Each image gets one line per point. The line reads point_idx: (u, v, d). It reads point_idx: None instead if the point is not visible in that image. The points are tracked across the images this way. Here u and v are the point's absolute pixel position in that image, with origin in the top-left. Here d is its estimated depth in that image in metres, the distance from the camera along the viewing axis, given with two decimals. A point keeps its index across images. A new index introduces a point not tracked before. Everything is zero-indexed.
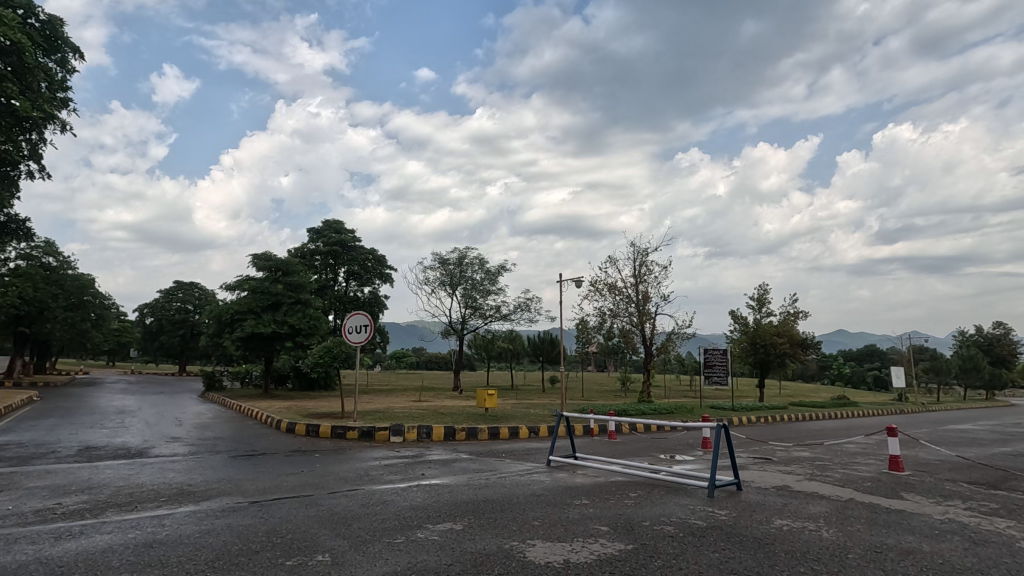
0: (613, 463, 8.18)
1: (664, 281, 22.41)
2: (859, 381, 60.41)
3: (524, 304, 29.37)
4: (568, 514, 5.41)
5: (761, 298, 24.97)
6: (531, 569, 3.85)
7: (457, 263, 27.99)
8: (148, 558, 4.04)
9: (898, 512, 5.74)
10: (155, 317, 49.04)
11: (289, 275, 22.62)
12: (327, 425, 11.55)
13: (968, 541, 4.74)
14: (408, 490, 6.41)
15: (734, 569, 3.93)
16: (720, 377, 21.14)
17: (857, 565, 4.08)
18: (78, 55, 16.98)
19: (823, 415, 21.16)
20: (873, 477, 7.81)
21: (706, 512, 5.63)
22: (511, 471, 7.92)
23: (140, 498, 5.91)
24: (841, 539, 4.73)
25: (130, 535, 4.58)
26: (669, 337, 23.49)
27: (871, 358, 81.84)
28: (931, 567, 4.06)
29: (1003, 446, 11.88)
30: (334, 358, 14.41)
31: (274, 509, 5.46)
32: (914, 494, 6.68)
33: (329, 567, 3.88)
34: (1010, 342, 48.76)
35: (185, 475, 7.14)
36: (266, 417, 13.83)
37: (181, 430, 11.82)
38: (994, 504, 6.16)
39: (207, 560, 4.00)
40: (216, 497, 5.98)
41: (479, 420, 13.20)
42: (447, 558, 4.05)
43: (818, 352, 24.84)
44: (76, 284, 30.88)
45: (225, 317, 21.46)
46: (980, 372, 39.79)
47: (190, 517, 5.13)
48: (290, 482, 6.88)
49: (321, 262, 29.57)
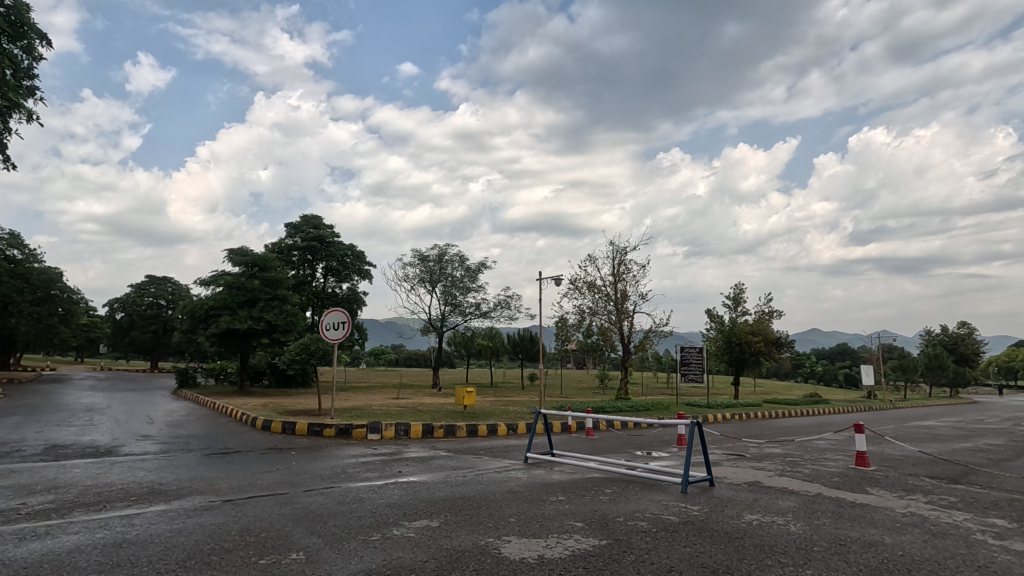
0: (589, 460, 8.30)
1: (642, 280, 22.88)
2: (831, 379, 61.79)
3: (504, 302, 29.50)
4: (544, 511, 5.45)
5: (736, 297, 25.38)
6: (506, 565, 3.89)
7: (436, 259, 27.89)
8: (117, 557, 3.98)
9: (863, 506, 5.93)
10: (125, 312, 47.90)
11: (266, 271, 22.21)
12: (303, 422, 11.46)
13: (928, 533, 4.91)
14: (384, 487, 6.40)
15: (705, 563, 4.01)
16: (696, 374, 21.34)
17: (822, 557, 4.21)
18: (45, 41, 16.43)
19: (795, 411, 21.65)
20: (839, 473, 8.05)
21: (678, 508, 5.71)
22: (489, 467, 7.97)
23: (108, 498, 5.78)
24: (808, 532, 4.87)
25: (97, 535, 4.48)
26: (646, 335, 23.73)
27: (842, 356, 84.04)
28: (892, 558, 4.21)
29: (964, 442, 12.34)
30: (311, 354, 14.20)
31: (248, 509, 5.37)
32: (878, 489, 6.92)
33: (304, 565, 3.86)
34: (973, 342, 50.56)
35: (155, 474, 6.98)
36: (243, 415, 13.43)
37: (153, 428, 11.52)
38: (953, 498, 6.41)
39: (178, 560, 3.95)
40: (188, 497, 5.87)
41: (458, 418, 13.28)
42: (422, 554, 4.07)
43: (791, 351, 25.36)
44: (43, 278, 30.08)
45: (199, 312, 21.03)
46: (945, 370, 41.06)
47: (161, 517, 5.03)
48: (264, 480, 6.79)
49: (299, 257, 29.21)
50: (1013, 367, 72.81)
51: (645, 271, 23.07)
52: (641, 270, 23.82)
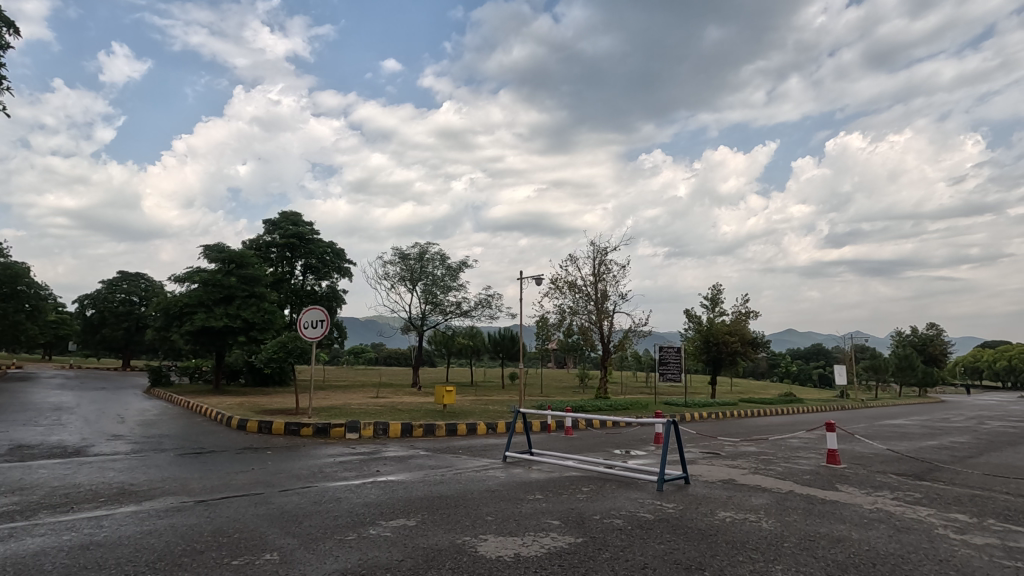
0: (567, 459, 8.32)
1: (622, 280, 23.13)
2: (806, 379, 63.04)
3: (485, 301, 29.47)
4: (521, 509, 5.47)
5: (714, 297, 25.75)
6: (482, 563, 3.92)
7: (417, 258, 27.75)
8: (84, 560, 3.90)
9: (832, 503, 6.06)
10: (95, 309, 46.63)
11: (243, 268, 21.84)
12: (280, 421, 11.32)
13: (893, 529, 5.06)
14: (362, 486, 6.36)
15: (679, 560, 4.09)
16: (674, 374, 21.55)
17: (792, 552, 4.31)
18: (11, 30, 15.86)
19: (770, 410, 21.99)
20: (811, 471, 8.24)
21: (654, 505, 5.80)
22: (468, 466, 7.94)
23: (76, 498, 5.67)
24: (779, 529, 4.97)
25: (64, 537, 4.38)
26: (626, 335, 23.92)
27: (816, 356, 85.93)
28: (859, 554, 4.31)
29: (932, 440, 12.72)
30: (289, 352, 13.98)
31: (221, 509, 5.29)
32: (848, 485, 7.10)
33: (278, 565, 3.82)
34: (941, 342, 52.07)
35: (126, 474, 6.86)
36: (218, 415, 13.06)
37: (124, 428, 11.29)
38: (918, 494, 6.59)
39: (149, 562, 3.88)
40: (160, 497, 5.78)
41: (437, 417, 13.21)
42: (398, 553, 4.06)
43: (767, 351, 25.79)
44: (8, 275, 28.83)
45: (173, 309, 20.57)
46: (914, 370, 42.18)
47: (132, 518, 4.94)
48: (239, 480, 6.68)
49: (277, 254, 28.84)
50: (979, 367, 75.35)
51: (625, 271, 23.29)
52: (621, 270, 24.03)
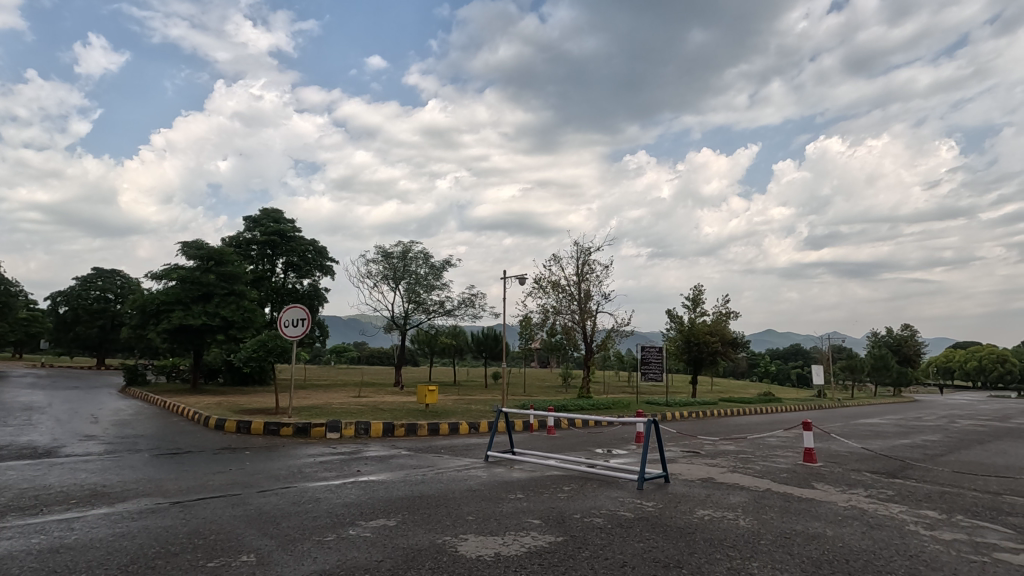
0: (548, 458, 8.33)
1: (606, 280, 23.25)
2: (785, 378, 63.93)
3: (468, 300, 29.36)
4: (501, 509, 5.46)
5: (696, 298, 26.04)
6: (462, 562, 3.91)
7: (400, 256, 27.58)
8: (53, 564, 3.80)
9: (807, 500, 6.19)
10: (69, 306, 45.50)
11: (222, 265, 21.52)
12: (259, 421, 11.17)
13: (866, 525, 5.18)
14: (342, 487, 6.30)
15: (657, 558, 4.13)
16: (655, 373, 21.69)
17: (768, 550, 4.38)
18: None
19: (749, 410, 22.25)
20: (788, 469, 8.37)
21: (634, 504, 5.85)
22: (449, 466, 7.89)
23: (46, 500, 5.53)
24: (755, 526, 5.05)
25: (32, 540, 4.27)
26: (609, 335, 24.04)
27: (794, 356, 87.37)
28: (833, 550, 4.40)
29: (903, 438, 13.02)
30: (268, 352, 13.77)
31: (197, 510, 5.22)
32: (823, 483, 7.24)
33: (254, 566, 3.78)
34: (915, 342, 53.24)
35: (100, 475, 6.74)
36: (196, 415, 12.82)
37: (98, 428, 11.06)
38: (890, 491, 6.76)
39: (121, 564, 3.80)
40: (134, 498, 5.65)
41: (418, 416, 13.10)
42: (378, 554, 4.03)
43: (746, 351, 26.16)
44: None
45: (150, 307, 20.13)
46: (889, 370, 43.05)
47: (105, 520, 4.84)
48: (216, 481, 6.58)
49: (258, 252, 28.44)
50: (951, 367, 77.21)
51: (608, 271, 23.44)
52: (604, 270, 24.14)
